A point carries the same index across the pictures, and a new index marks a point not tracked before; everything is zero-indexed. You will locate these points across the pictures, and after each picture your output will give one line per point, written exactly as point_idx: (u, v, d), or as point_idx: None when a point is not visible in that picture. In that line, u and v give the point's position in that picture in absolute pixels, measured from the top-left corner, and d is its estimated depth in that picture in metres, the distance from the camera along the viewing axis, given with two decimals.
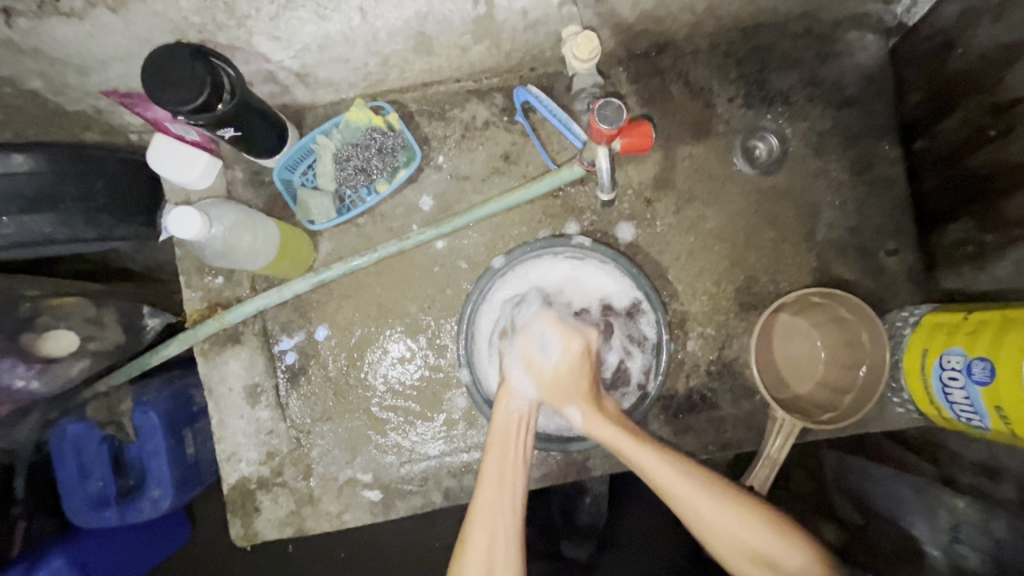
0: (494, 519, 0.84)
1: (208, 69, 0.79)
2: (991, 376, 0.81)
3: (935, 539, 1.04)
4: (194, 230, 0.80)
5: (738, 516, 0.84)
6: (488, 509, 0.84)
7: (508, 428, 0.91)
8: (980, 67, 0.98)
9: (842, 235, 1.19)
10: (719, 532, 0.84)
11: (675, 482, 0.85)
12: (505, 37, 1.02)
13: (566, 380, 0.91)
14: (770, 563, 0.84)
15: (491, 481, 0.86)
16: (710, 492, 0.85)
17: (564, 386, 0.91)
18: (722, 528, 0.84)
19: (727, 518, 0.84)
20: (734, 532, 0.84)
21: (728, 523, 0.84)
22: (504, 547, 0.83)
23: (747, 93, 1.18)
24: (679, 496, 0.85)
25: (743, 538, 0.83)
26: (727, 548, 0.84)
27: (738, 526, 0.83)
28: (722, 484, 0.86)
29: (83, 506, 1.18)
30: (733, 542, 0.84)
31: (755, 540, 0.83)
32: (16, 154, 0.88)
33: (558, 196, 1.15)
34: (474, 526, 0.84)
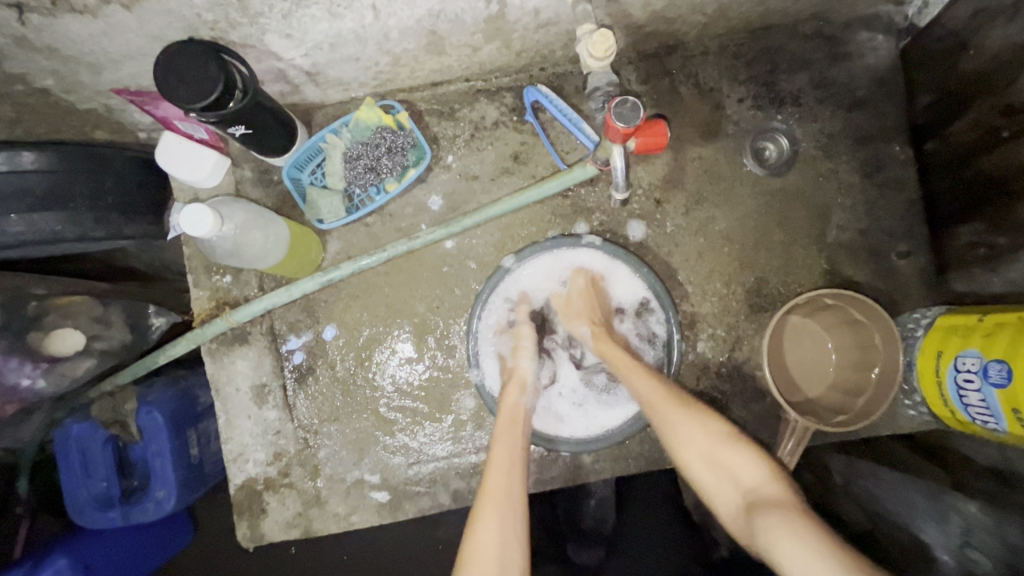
0: (502, 498, 0.84)
1: (220, 66, 0.78)
2: (1008, 378, 0.80)
3: (946, 543, 1.02)
4: (206, 228, 0.79)
5: (704, 429, 0.89)
6: (498, 491, 0.85)
7: (515, 413, 0.96)
8: (994, 69, 0.97)
9: (852, 237, 1.18)
10: (687, 442, 0.89)
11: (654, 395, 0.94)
12: (516, 37, 1.02)
13: (574, 304, 1.06)
14: (730, 476, 0.86)
15: (500, 469, 0.88)
16: (678, 404, 0.92)
17: (576, 308, 1.06)
18: (689, 439, 0.89)
19: (693, 429, 0.90)
20: (698, 445, 0.89)
21: (694, 433, 0.89)
22: (508, 533, 0.81)
23: (757, 94, 1.18)
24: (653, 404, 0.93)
25: (707, 450, 0.88)
26: (693, 460, 0.89)
27: (703, 440, 0.89)
28: (692, 403, 0.93)
29: (87, 506, 1.17)
30: (698, 451, 0.89)
31: (717, 451, 0.87)
32: (25, 153, 0.88)
33: (568, 196, 1.14)
34: (484, 505, 0.84)
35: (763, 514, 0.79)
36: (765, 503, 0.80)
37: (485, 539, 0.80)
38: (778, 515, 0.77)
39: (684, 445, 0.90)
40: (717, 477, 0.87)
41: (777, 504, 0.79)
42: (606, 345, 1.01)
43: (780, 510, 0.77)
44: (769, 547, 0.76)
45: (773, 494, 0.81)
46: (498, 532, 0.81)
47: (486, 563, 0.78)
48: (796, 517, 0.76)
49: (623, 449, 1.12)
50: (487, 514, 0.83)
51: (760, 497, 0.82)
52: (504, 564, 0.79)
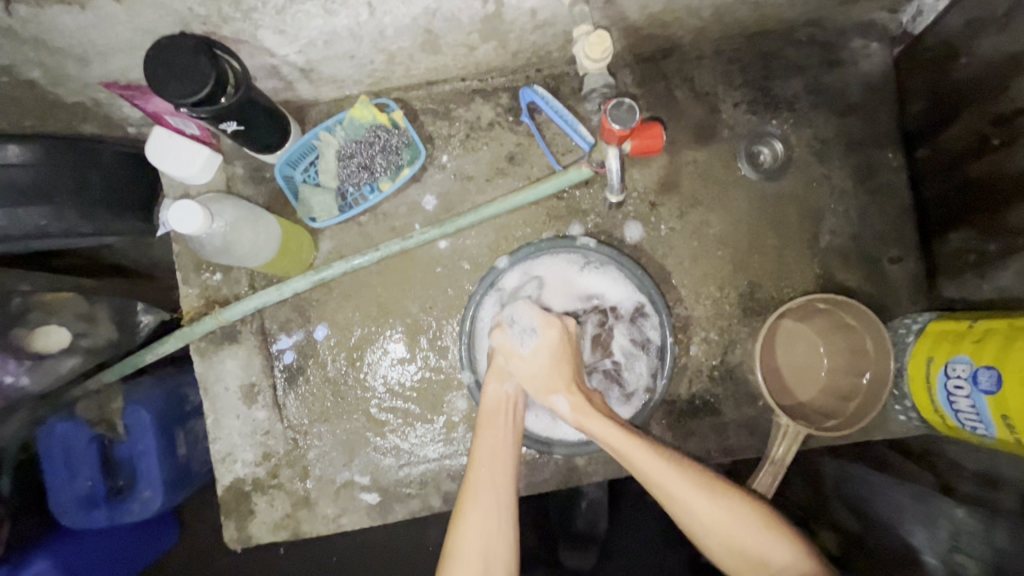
0: (492, 526, 0.84)
1: (212, 61, 0.77)
2: (997, 384, 0.80)
3: (935, 548, 1.04)
4: (195, 224, 0.78)
5: (730, 510, 0.84)
6: (482, 486, 0.86)
7: (499, 407, 0.95)
8: (985, 77, 0.98)
9: (845, 242, 1.18)
10: (711, 528, 0.84)
11: (671, 486, 0.85)
12: (513, 37, 1.01)
13: (546, 374, 0.94)
14: (758, 561, 0.83)
15: (484, 463, 0.89)
16: (699, 488, 0.85)
17: (546, 378, 0.94)
18: (712, 522, 0.84)
19: (718, 515, 0.84)
20: (724, 530, 0.84)
21: (717, 516, 0.84)
22: (492, 534, 0.83)
23: (752, 99, 1.18)
24: (674, 493, 0.85)
25: (735, 532, 0.83)
26: (718, 546, 0.84)
27: (731, 523, 0.84)
28: (709, 477, 0.87)
29: (71, 505, 1.17)
30: (722, 537, 0.84)
31: (750, 539, 0.83)
32: (11, 145, 0.87)
33: (563, 198, 1.14)
34: (469, 507, 0.85)
35: None
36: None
37: (470, 535, 0.83)
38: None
39: (707, 528, 0.84)
40: (741, 561, 0.84)
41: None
42: (591, 419, 0.91)
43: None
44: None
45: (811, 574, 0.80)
46: (481, 525, 0.83)
47: (470, 558, 0.82)
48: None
49: None
50: (471, 516, 0.84)
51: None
52: (488, 558, 0.82)
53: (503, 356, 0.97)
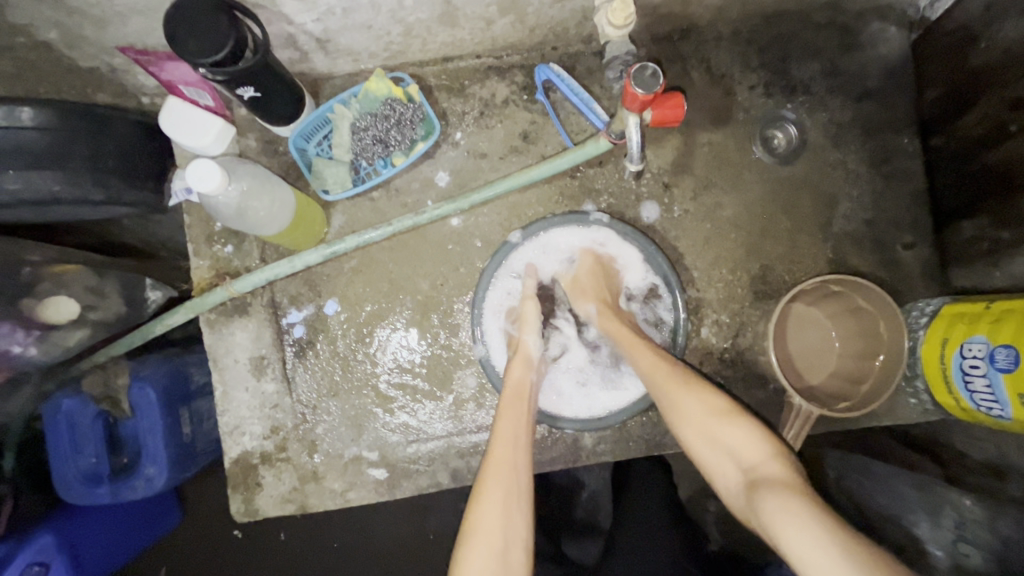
0: (508, 474, 0.82)
1: (233, 22, 0.77)
2: (1014, 363, 0.80)
3: (939, 539, 1.06)
4: (212, 184, 0.78)
5: (707, 403, 0.86)
6: (504, 463, 0.83)
7: (521, 387, 0.94)
8: (1004, 62, 0.98)
9: (858, 228, 1.18)
10: (691, 420, 0.86)
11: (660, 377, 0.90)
12: (530, 11, 1.01)
13: (584, 280, 1.04)
14: (729, 453, 0.82)
15: (505, 441, 0.86)
16: (682, 380, 0.89)
17: (585, 287, 1.04)
18: (688, 412, 0.86)
19: (691, 402, 0.87)
20: (701, 421, 0.85)
21: (695, 408, 0.86)
22: (512, 515, 0.79)
23: (768, 82, 1.18)
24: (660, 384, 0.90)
25: (707, 423, 0.84)
26: (694, 438, 0.85)
27: (707, 416, 0.85)
28: (690, 376, 0.90)
29: (75, 481, 1.14)
30: (698, 431, 0.85)
31: (714, 426, 0.84)
32: (24, 108, 0.86)
33: (576, 176, 1.13)
34: (488, 477, 0.82)
35: (767, 491, 0.74)
36: (771, 486, 0.75)
37: (490, 512, 0.78)
38: (781, 501, 0.71)
39: (687, 422, 0.86)
40: (717, 456, 0.83)
41: (782, 486, 0.74)
42: (613, 323, 0.98)
43: (787, 496, 0.72)
44: (772, 526, 0.71)
45: (785, 478, 0.75)
46: (502, 503, 0.79)
47: (489, 536, 0.77)
48: (801, 507, 0.70)
49: (625, 431, 1.12)
50: (490, 492, 0.80)
51: (762, 476, 0.76)
52: (509, 543, 0.77)
53: (531, 345, 0.99)
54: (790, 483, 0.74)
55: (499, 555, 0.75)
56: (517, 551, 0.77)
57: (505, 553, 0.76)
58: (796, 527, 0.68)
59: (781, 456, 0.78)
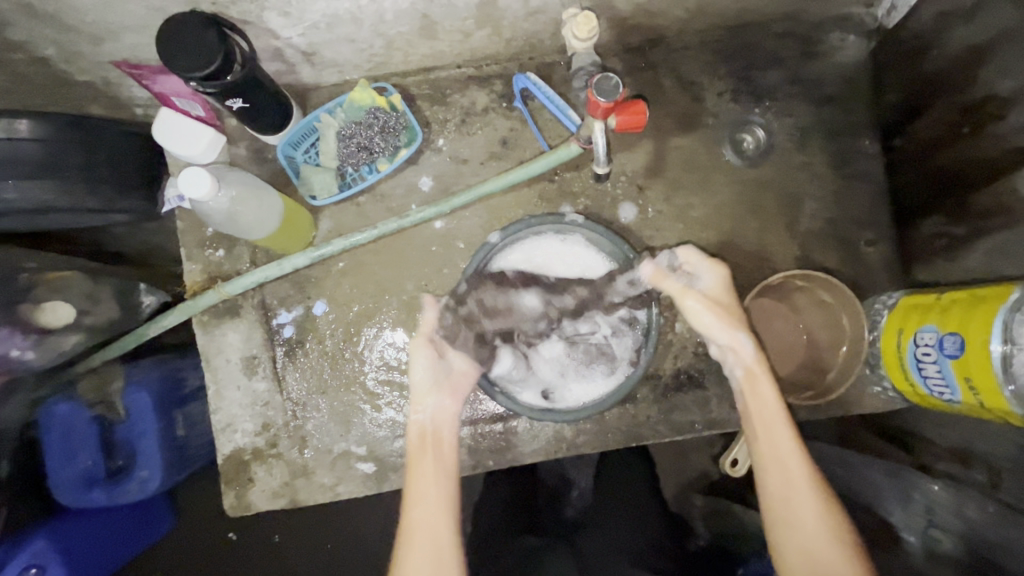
0: (426, 534, 0.86)
1: (220, 39, 0.82)
2: (960, 349, 0.85)
3: (909, 524, 1.11)
4: (203, 191, 0.82)
5: (827, 523, 0.85)
6: (423, 525, 0.87)
7: (439, 441, 0.96)
8: (954, 67, 1.04)
9: (824, 226, 1.24)
10: (800, 525, 0.85)
11: (798, 479, 0.88)
12: (506, 24, 1.06)
13: (726, 303, 1.01)
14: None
15: (422, 502, 0.89)
16: (817, 495, 0.87)
17: (735, 317, 1.00)
18: (805, 520, 0.85)
19: (812, 512, 0.86)
20: (812, 539, 0.84)
21: (812, 520, 0.85)
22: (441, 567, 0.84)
23: (735, 88, 1.23)
24: (791, 489, 0.87)
25: (817, 537, 0.84)
26: (795, 543, 0.85)
27: (823, 538, 0.84)
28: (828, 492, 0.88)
29: (70, 485, 1.20)
30: (806, 541, 0.84)
31: (825, 549, 0.83)
32: (20, 121, 0.91)
33: (553, 180, 1.19)
34: (407, 541, 0.86)
35: None
36: None
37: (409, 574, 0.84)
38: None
39: (798, 528, 0.85)
40: (810, 570, 0.83)
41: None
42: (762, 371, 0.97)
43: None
44: None
45: None
46: (428, 562, 0.84)
47: None
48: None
49: (604, 423, 1.16)
50: (409, 556, 0.85)
51: None
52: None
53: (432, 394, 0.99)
54: None
55: None
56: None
57: None
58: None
59: None
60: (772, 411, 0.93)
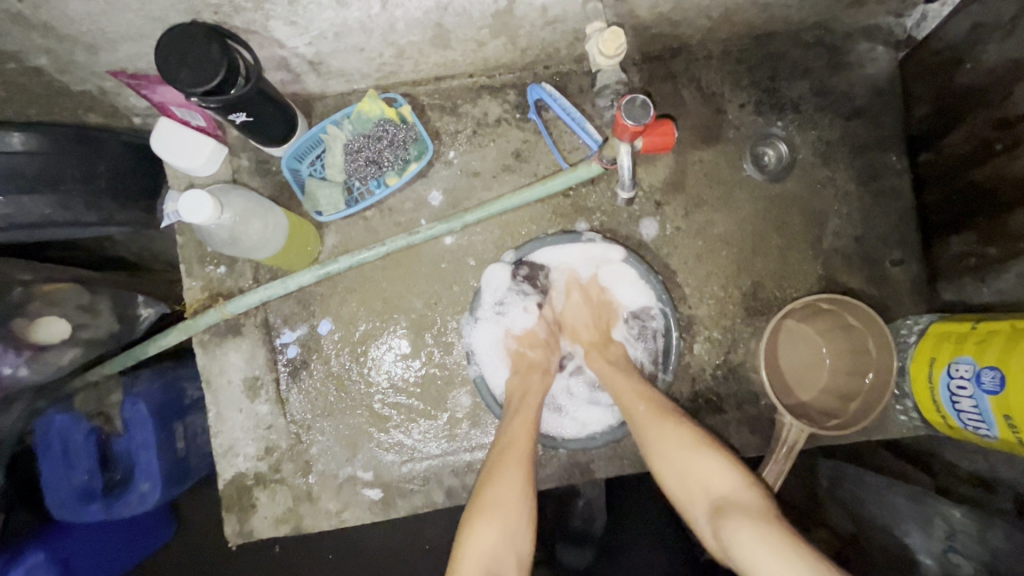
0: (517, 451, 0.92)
1: (224, 51, 0.77)
2: (1000, 385, 0.81)
3: (930, 548, 1.03)
4: (206, 214, 0.78)
5: (681, 435, 0.91)
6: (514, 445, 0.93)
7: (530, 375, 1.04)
8: (989, 82, 0.99)
9: (847, 244, 1.19)
10: (664, 450, 0.91)
11: (643, 412, 0.95)
12: (523, 33, 1.02)
13: (577, 311, 1.11)
14: (701, 483, 0.86)
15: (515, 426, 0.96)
16: (665, 418, 0.93)
17: (580, 326, 1.11)
18: (665, 446, 0.91)
19: (665, 434, 0.92)
20: (675, 457, 0.89)
21: (670, 442, 0.91)
22: (511, 482, 0.89)
23: (758, 100, 1.19)
24: (637, 420, 0.95)
25: (679, 456, 0.89)
26: (669, 469, 0.89)
27: (680, 449, 0.90)
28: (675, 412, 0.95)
29: (67, 498, 1.14)
30: (678, 462, 0.89)
31: (692, 461, 0.88)
32: (14, 133, 0.85)
33: (569, 195, 1.14)
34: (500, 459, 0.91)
35: (734, 518, 0.80)
36: (736, 508, 0.81)
37: (504, 485, 0.89)
38: (746, 520, 0.79)
39: (663, 454, 0.90)
40: (689, 486, 0.88)
41: (750, 510, 0.80)
42: (603, 365, 1.05)
43: (750, 517, 0.79)
44: (741, 552, 0.77)
45: (744, 497, 0.82)
46: (510, 477, 0.89)
47: (496, 509, 0.87)
48: (768, 527, 0.76)
49: (619, 448, 1.12)
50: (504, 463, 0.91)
51: (732, 503, 0.82)
52: (511, 514, 0.86)
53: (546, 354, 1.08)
54: (754, 509, 0.80)
55: (506, 523, 0.86)
56: (515, 525, 0.86)
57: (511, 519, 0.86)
58: (768, 552, 0.74)
59: (749, 484, 0.84)
60: (605, 368, 1.04)
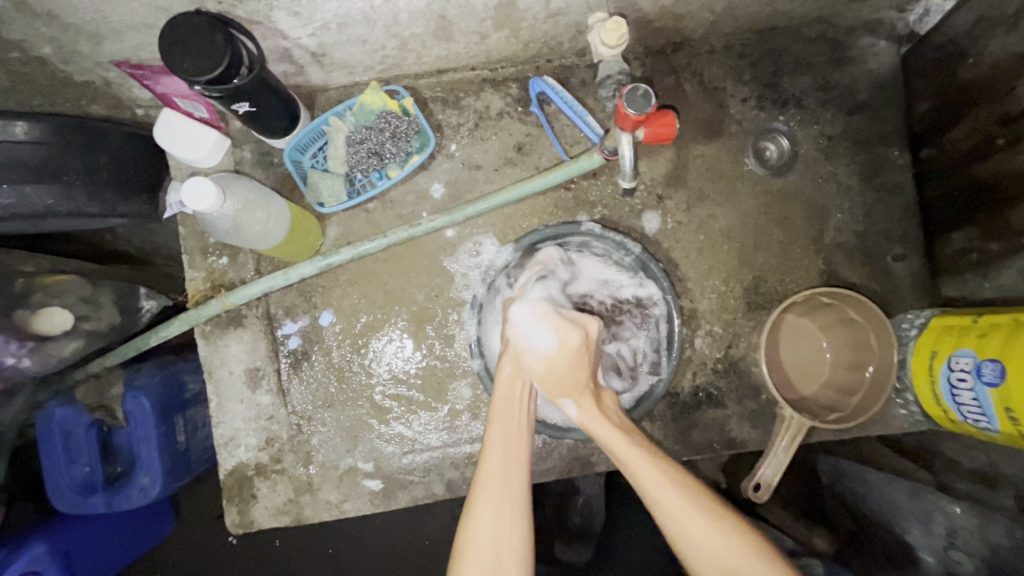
0: (503, 490, 0.75)
1: (227, 40, 0.77)
2: (1002, 377, 0.81)
3: (930, 546, 1.05)
4: (209, 202, 0.78)
5: (731, 543, 0.71)
6: (496, 477, 0.75)
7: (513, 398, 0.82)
8: (991, 76, 0.99)
9: (849, 239, 1.19)
10: (704, 548, 0.72)
11: (677, 503, 0.73)
12: (525, 26, 1.02)
13: (562, 369, 0.79)
14: None
15: (497, 448, 0.78)
16: (707, 514, 0.73)
17: (562, 379, 0.81)
18: (706, 546, 0.71)
19: (707, 533, 0.72)
20: (717, 560, 0.71)
21: (711, 544, 0.71)
22: (505, 534, 0.72)
23: (760, 95, 1.19)
24: (670, 512, 0.73)
25: (724, 561, 0.71)
26: (706, 569, 0.72)
27: (726, 553, 0.71)
28: (716, 504, 0.74)
29: (68, 491, 1.15)
30: (718, 564, 0.71)
31: (740, 566, 0.70)
32: (18, 121, 0.85)
33: (570, 188, 1.14)
34: (481, 493, 0.74)
35: None
36: None
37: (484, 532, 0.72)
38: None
39: (701, 555, 0.72)
40: None
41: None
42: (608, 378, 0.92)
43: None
44: None
45: None
46: (494, 526, 0.72)
47: (482, 561, 0.71)
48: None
49: None
50: (484, 507, 0.74)
51: None
52: (502, 565, 0.71)
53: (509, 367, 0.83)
54: None
55: None
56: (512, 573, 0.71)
57: None
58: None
59: None
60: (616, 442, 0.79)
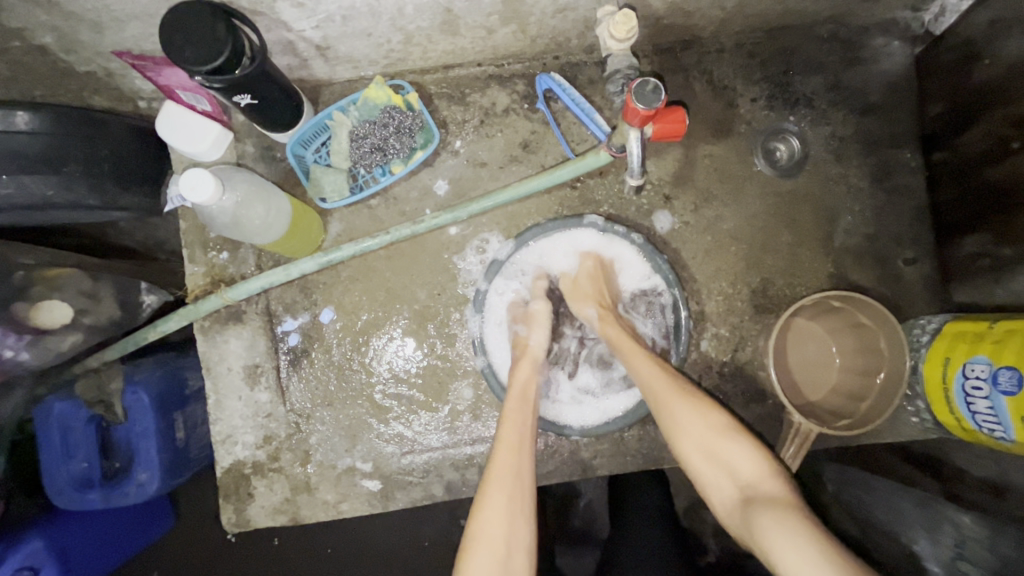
0: (512, 481, 0.83)
1: (229, 31, 0.76)
2: (1018, 386, 0.79)
3: (938, 556, 1.01)
4: (206, 194, 0.77)
5: (707, 420, 0.85)
6: (506, 471, 0.84)
7: (526, 392, 0.95)
8: (1006, 79, 0.96)
9: (859, 242, 1.17)
10: (686, 430, 0.86)
11: (657, 385, 0.90)
12: (532, 21, 1.00)
13: (584, 284, 1.06)
14: (728, 470, 0.82)
15: (507, 449, 0.87)
16: (683, 395, 0.88)
17: (585, 289, 1.05)
18: (689, 428, 0.86)
19: (685, 411, 0.87)
20: (697, 432, 0.85)
21: (691, 422, 0.86)
22: (516, 517, 0.81)
23: (770, 95, 1.17)
24: (658, 397, 0.90)
25: (701, 434, 0.85)
26: (690, 451, 0.85)
27: (699, 423, 0.85)
28: (694, 390, 0.90)
29: (66, 486, 1.12)
30: (694, 437, 0.85)
31: (718, 445, 0.83)
32: (19, 112, 0.84)
33: (576, 187, 1.12)
34: (491, 488, 0.83)
35: (761, 511, 0.75)
36: (764, 499, 0.77)
37: (492, 515, 0.80)
38: (773, 516, 0.73)
39: (685, 435, 0.86)
40: (713, 470, 0.83)
41: (777, 503, 0.75)
42: (613, 329, 1.00)
43: (778, 509, 0.74)
44: (764, 543, 0.73)
45: (773, 488, 0.77)
46: (506, 508, 0.81)
47: (491, 546, 0.78)
48: (795, 526, 0.71)
49: (622, 445, 1.11)
50: (492, 498, 0.82)
51: (757, 493, 0.78)
52: (512, 547, 0.79)
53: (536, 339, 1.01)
54: (788, 502, 0.75)
55: (501, 560, 0.77)
56: (520, 556, 0.79)
57: (508, 560, 0.77)
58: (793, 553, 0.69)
59: (777, 476, 0.79)
60: (627, 348, 0.96)
